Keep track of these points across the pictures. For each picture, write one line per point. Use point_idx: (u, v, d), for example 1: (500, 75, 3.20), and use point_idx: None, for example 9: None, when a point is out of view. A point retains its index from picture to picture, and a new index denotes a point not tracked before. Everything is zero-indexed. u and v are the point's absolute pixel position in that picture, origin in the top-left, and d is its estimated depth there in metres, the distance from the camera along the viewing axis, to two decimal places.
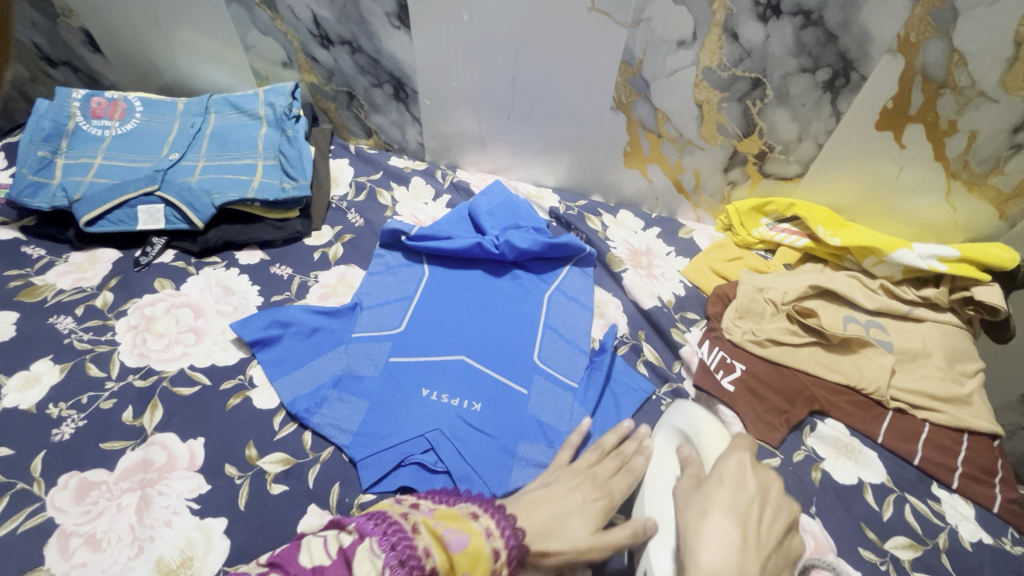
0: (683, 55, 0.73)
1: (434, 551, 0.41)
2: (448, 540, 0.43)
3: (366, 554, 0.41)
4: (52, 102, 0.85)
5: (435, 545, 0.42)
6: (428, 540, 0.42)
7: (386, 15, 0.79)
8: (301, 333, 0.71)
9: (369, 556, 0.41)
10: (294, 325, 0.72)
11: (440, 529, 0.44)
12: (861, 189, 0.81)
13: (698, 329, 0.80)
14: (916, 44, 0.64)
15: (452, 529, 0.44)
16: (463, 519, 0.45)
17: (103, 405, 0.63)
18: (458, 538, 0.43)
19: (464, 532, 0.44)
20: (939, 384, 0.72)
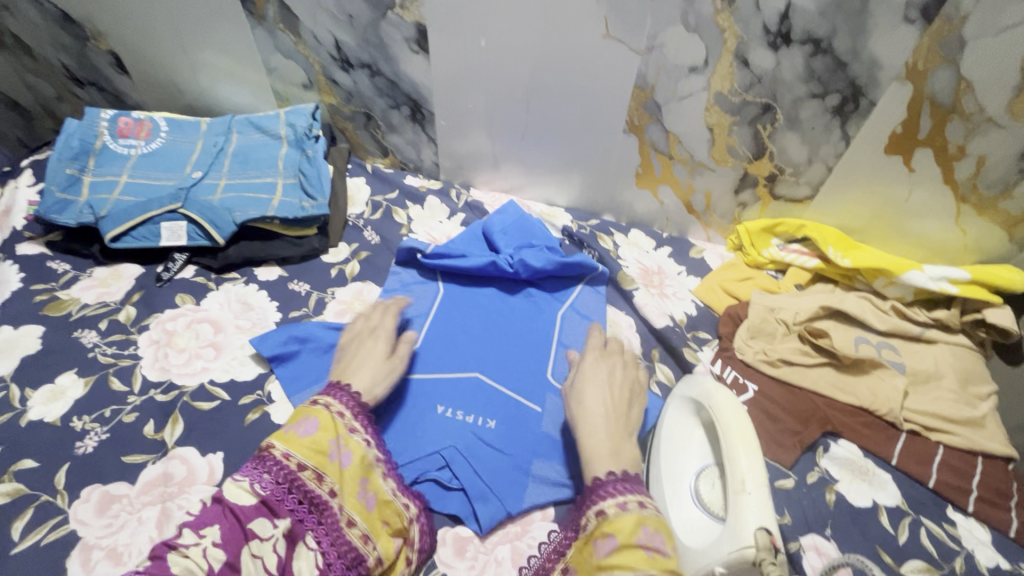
0: (694, 80, 0.74)
1: (292, 450, 0.54)
2: (299, 434, 0.55)
3: (235, 482, 0.52)
4: (81, 122, 0.88)
5: (289, 446, 0.54)
6: (286, 444, 0.54)
7: (406, 40, 0.82)
8: (318, 349, 0.72)
9: (236, 483, 0.51)
10: (312, 341, 0.72)
11: (290, 430, 0.55)
12: (871, 211, 0.82)
13: (710, 348, 0.81)
14: (923, 72, 0.65)
15: (297, 424, 0.56)
16: (305, 411, 0.57)
17: (126, 418, 0.64)
18: (310, 425, 0.55)
19: (315, 419, 0.56)
20: (952, 406, 0.72)
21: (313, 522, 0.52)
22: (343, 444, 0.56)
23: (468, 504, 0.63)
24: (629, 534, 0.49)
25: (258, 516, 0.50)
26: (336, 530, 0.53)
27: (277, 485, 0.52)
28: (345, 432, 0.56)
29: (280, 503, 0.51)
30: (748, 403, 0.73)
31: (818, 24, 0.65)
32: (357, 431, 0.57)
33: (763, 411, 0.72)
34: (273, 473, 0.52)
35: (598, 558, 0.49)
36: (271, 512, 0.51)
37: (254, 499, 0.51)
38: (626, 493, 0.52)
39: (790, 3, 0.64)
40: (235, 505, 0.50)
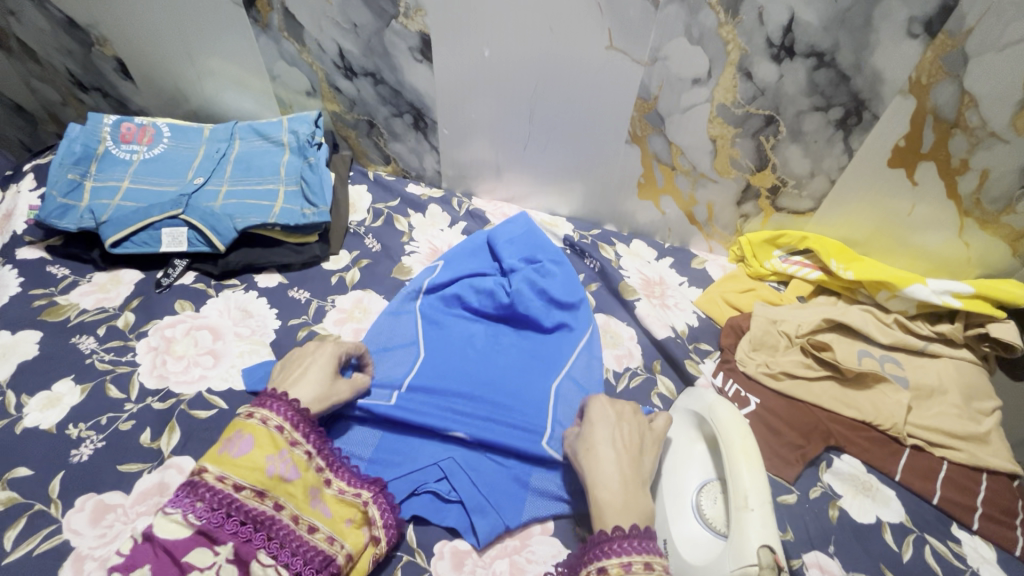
0: (697, 92, 0.74)
1: (224, 471, 0.51)
2: (232, 454, 0.52)
3: (167, 516, 0.48)
4: (84, 127, 0.88)
5: (221, 466, 0.51)
6: (218, 465, 0.51)
7: (410, 49, 0.82)
8: None
9: (169, 518, 0.48)
10: None
11: (222, 450, 0.52)
12: (874, 224, 0.82)
13: (712, 360, 0.80)
14: (927, 86, 0.65)
15: (229, 442, 0.53)
16: (238, 425, 0.54)
17: (122, 426, 0.63)
18: (243, 443, 0.52)
19: (247, 435, 0.53)
20: (956, 421, 0.72)
21: (267, 537, 0.50)
22: (286, 458, 0.54)
23: (466, 517, 0.62)
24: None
25: (195, 548, 0.47)
26: (292, 539, 0.51)
27: (212, 512, 0.48)
28: (285, 445, 0.54)
29: (220, 529, 0.48)
30: (750, 416, 0.72)
31: (821, 38, 0.65)
32: (298, 442, 0.55)
33: (766, 424, 0.71)
34: (208, 499, 0.49)
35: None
36: (210, 539, 0.48)
37: (191, 530, 0.48)
38: (631, 553, 0.49)
39: (793, 16, 0.64)
40: (169, 541, 0.47)
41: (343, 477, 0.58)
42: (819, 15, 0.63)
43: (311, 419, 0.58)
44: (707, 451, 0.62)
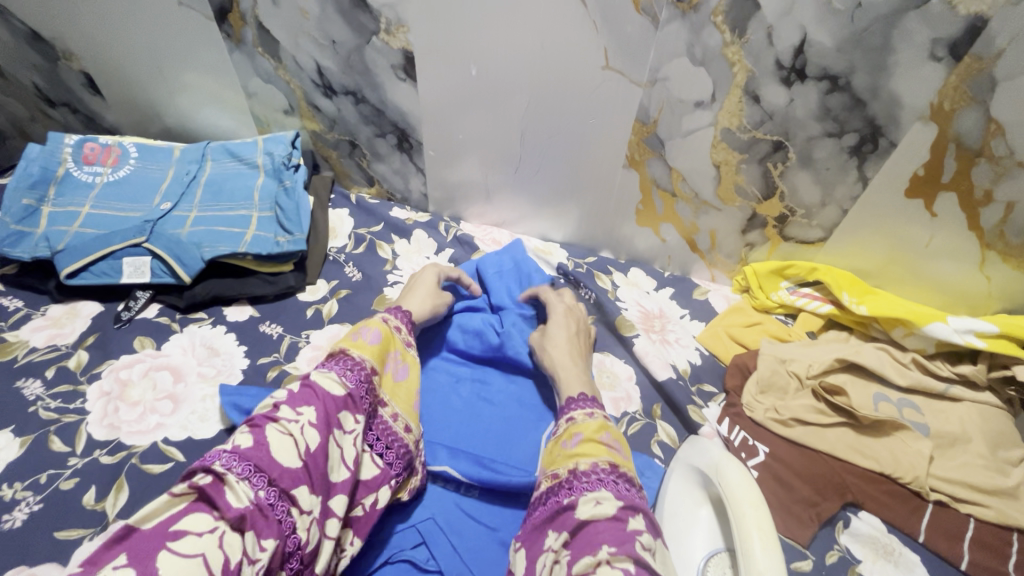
0: (700, 115, 0.69)
1: (365, 353, 0.59)
2: (368, 340, 0.61)
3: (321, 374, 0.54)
4: (44, 148, 0.82)
5: (363, 349, 0.59)
6: (361, 348, 0.59)
7: (392, 67, 0.77)
8: None
9: (328, 375, 0.54)
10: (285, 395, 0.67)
11: (356, 336, 0.61)
12: (887, 256, 0.76)
13: (717, 404, 0.74)
14: (950, 112, 0.60)
15: (363, 332, 0.61)
16: (366, 323, 0.63)
17: (63, 485, 0.57)
18: (375, 335, 0.62)
19: (377, 330, 0.63)
20: (983, 473, 0.66)
21: (372, 425, 0.57)
22: (400, 360, 0.64)
23: None
24: (593, 433, 0.56)
25: (343, 410, 0.53)
26: (389, 434, 0.58)
27: (361, 383, 0.56)
28: (400, 346, 0.65)
29: (362, 400, 0.55)
30: (759, 468, 0.66)
31: (835, 60, 0.60)
32: (410, 345, 0.67)
33: (777, 478, 0.65)
34: (358, 371, 0.56)
35: (564, 451, 0.56)
36: (354, 406, 0.54)
37: (343, 392, 0.54)
38: (598, 461, 0.52)
39: (805, 36, 0.59)
40: (329, 392, 0.52)
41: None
42: (833, 36, 0.58)
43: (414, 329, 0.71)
44: (713, 516, 0.55)
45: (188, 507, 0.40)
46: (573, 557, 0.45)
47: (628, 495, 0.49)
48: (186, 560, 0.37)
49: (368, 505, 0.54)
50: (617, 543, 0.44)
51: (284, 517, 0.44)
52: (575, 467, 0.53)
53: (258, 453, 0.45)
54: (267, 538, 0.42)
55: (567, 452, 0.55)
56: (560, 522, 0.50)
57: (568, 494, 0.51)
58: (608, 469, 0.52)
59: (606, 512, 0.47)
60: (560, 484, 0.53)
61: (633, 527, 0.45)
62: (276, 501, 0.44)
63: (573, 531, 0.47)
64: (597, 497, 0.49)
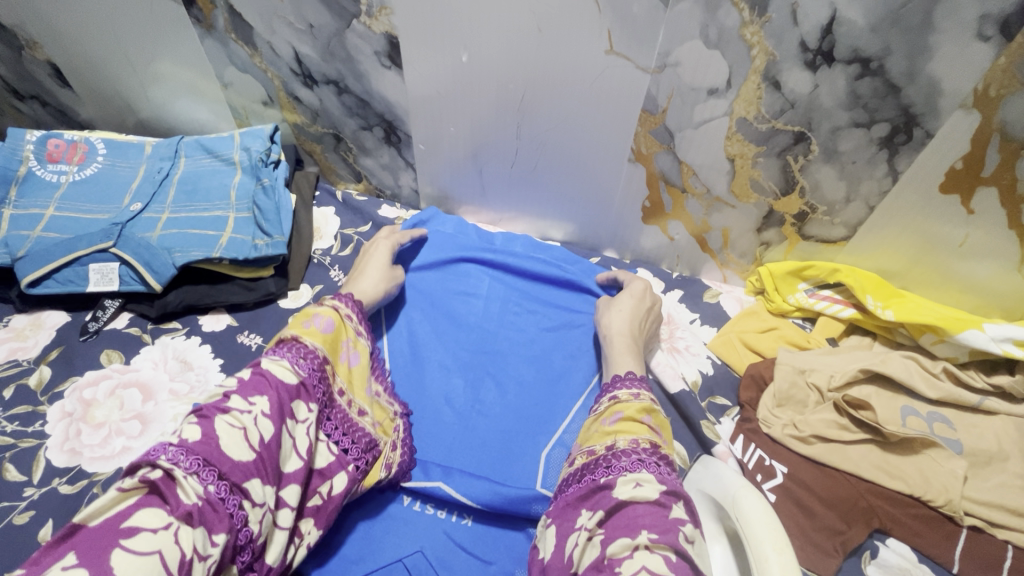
0: (714, 104, 0.63)
1: (317, 341, 0.55)
2: (319, 327, 0.57)
3: (271, 363, 0.50)
4: (4, 145, 0.77)
5: (314, 338, 0.55)
6: (313, 338, 0.55)
7: (376, 53, 0.70)
8: None
9: (277, 363, 0.50)
10: None
11: (307, 325, 0.57)
12: (918, 256, 0.70)
13: (730, 418, 0.69)
14: (995, 99, 0.53)
15: (313, 319, 0.57)
16: (317, 309, 0.59)
17: (18, 519, 0.53)
18: (328, 322, 0.58)
19: (330, 317, 0.59)
20: (1021, 496, 0.60)
21: (328, 414, 0.54)
22: (353, 346, 0.61)
23: None
24: (634, 413, 0.53)
25: (297, 399, 0.50)
26: (346, 421, 0.55)
27: (312, 371, 0.52)
28: (352, 333, 0.61)
29: (314, 388, 0.52)
30: (777, 492, 0.61)
31: (868, 41, 0.53)
32: (362, 333, 0.63)
33: (797, 502, 0.60)
34: (312, 359, 0.53)
35: (602, 428, 0.54)
36: (306, 395, 0.51)
37: (296, 380, 0.50)
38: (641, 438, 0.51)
39: (834, 14, 0.52)
40: (282, 381, 0.49)
41: (379, 382, 0.63)
42: (867, 14, 0.51)
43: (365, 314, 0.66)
44: (729, 551, 0.50)
45: (137, 502, 0.38)
46: (607, 537, 0.43)
47: (670, 481, 0.47)
48: (138, 558, 0.35)
49: (324, 493, 0.52)
50: (659, 529, 0.42)
51: (235, 510, 0.41)
52: (614, 442, 0.51)
53: (207, 446, 0.42)
54: (216, 536, 0.39)
55: (606, 429, 0.53)
56: (595, 501, 0.47)
57: (605, 473, 0.48)
58: (648, 449, 0.49)
59: (647, 496, 0.45)
60: (596, 461, 0.51)
61: (675, 514, 0.43)
62: (227, 495, 0.41)
63: (609, 510, 0.45)
64: (637, 478, 0.46)
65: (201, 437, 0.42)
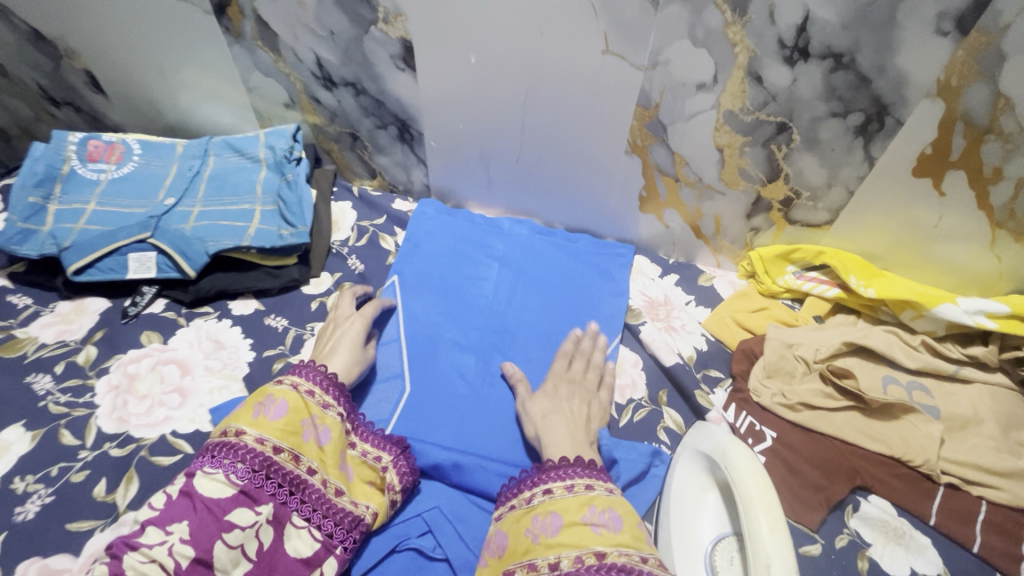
0: (702, 98, 0.68)
1: (264, 433, 0.54)
2: (268, 417, 0.55)
3: (206, 478, 0.50)
4: (49, 146, 0.83)
5: (261, 430, 0.54)
6: (258, 430, 0.54)
7: (391, 57, 0.76)
8: None
9: (211, 478, 0.50)
10: None
11: (258, 415, 0.55)
12: (898, 238, 0.75)
13: (723, 389, 0.74)
14: (957, 88, 0.59)
15: (265, 406, 0.55)
16: (271, 391, 0.57)
17: (74, 477, 0.58)
18: (279, 407, 0.55)
19: (284, 399, 0.56)
20: (994, 455, 0.65)
21: (298, 499, 0.53)
22: (319, 423, 0.57)
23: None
24: (575, 515, 0.50)
25: (238, 507, 0.50)
26: (323, 501, 0.54)
27: (253, 473, 0.51)
28: (316, 410, 0.58)
29: (260, 490, 0.51)
30: (767, 454, 0.66)
31: (840, 38, 0.58)
32: (329, 406, 0.59)
33: (785, 462, 0.65)
34: (247, 462, 0.51)
35: (545, 539, 0.50)
36: (252, 500, 0.51)
37: (232, 490, 0.50)
38: (576, 477, 0.54)
39: (808, 14, 0.58)
40: (213, 499, 0.49)
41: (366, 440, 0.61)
42: (837, 13, 0.57)
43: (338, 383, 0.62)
44: (720, 501, 0.56)
45: None
46: None
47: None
48: None
49: None
50: None
51: None
52: (547, 487, 0.54)
53: (180, 505, 0.48)
54: None
55: (546, 540, 0.50)
56: None
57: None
58: (594, 566, 0.46)
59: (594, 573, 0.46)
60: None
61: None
62: None
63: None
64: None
65: (162, 511, 0.47)
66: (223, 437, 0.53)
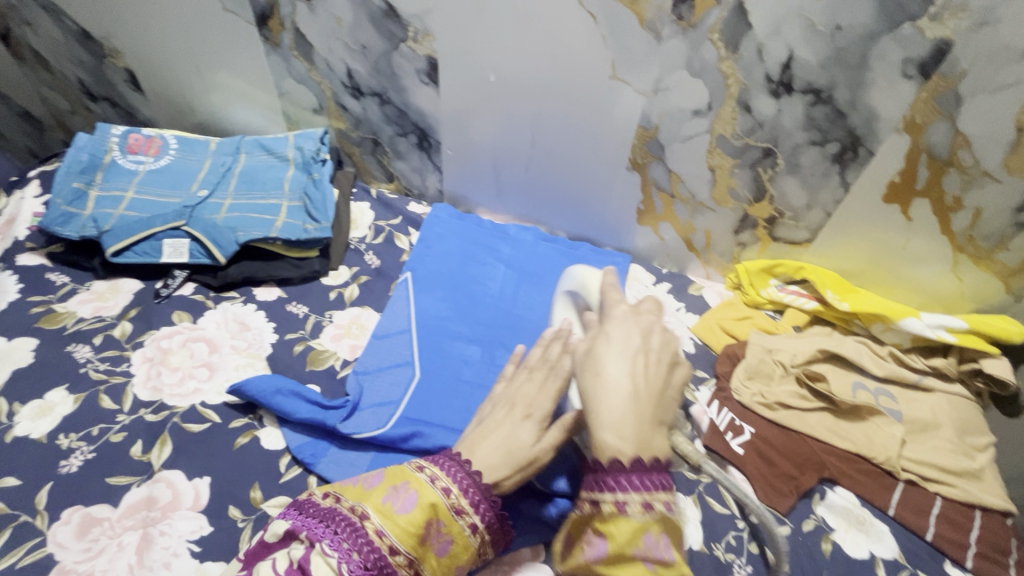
0: (697, 122, 0.76)
1: (386, 527, 0.50)
2: (397, 507, 0.52)
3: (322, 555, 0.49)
4: (93, 137, 0.90)
5: (384, 521, 0.51)
6: (381, 519, 0.51)
7: (417, 71, 0.84)
8: (310, 400, 0.68)
9: (325, 560, 0.48)
10: (304, 393, 0.68)
11: (387, 502, 0.52)
12: (869, 255, 0.82)
13: (708, 388, 0.80)
14: (920, 125, 0.66)
15: (397, 495, 0.52)
16: (411, 480, 0.53)
17: (113, 438, 0.64)
18: (409, 500, 0.52)
19: (415, 491, 0.53)
20: (950, 456, 0.71)
21: None
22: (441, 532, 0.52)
23: None
24: (626, 546, 0.47)
25: None
26: None
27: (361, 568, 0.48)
28: (446, 515, 0.52)
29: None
30: (745, 446, 0.72)
31: (819, 76, 0.66)
32: (462, 512, 0.53)
33: (761, 454, 0.71)
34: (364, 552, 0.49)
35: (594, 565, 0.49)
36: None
37: None
38: (631, 495, 0.47)
39: (791, 54, 0.66)
40: None
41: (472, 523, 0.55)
42: (817, 54, 0.65)
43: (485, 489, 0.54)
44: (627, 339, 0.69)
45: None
46: None
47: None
48: None
49: None
50: None
51: None
52: (598, 497, 0.49)
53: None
54: None
55: (593, 560, 0.50)
56: None
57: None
58: None
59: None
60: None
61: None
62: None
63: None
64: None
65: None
66: (350, 513, 0.51)
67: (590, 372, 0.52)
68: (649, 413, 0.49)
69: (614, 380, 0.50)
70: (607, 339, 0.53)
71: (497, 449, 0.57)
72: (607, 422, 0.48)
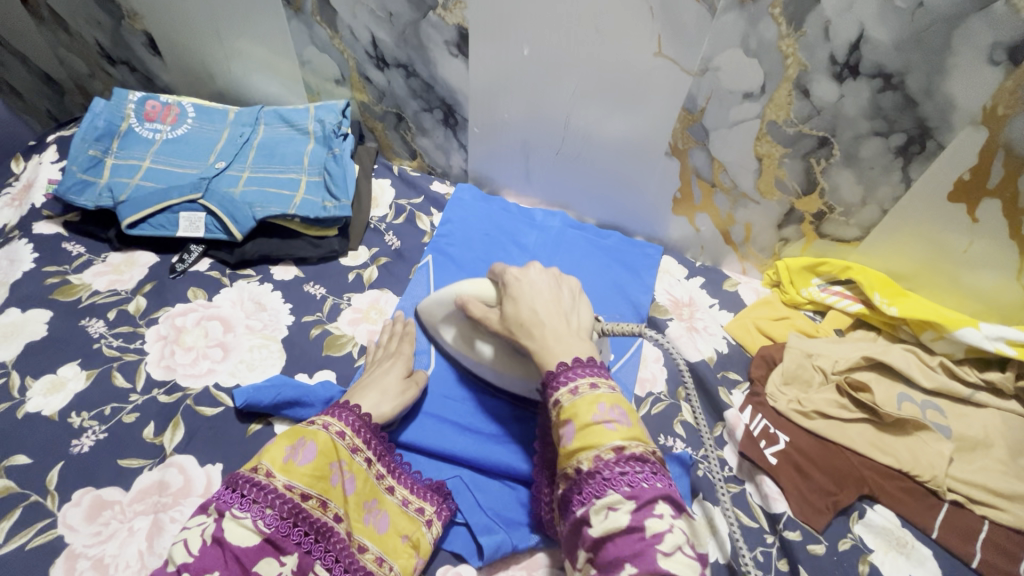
0: (747, 107, 0.70)
1: (293, 480, 0.51)
2: (299, 461, 0.52)
3: (235, 521, 0.48)
4: (110, 103, 0.87)
5: (289, 476, 0.51)
6: (288, 475, 0.51)
7: (446, 42, 0.79)
8: (315, 405, 0.64)
9: (239, 523, 0.48)
10: (305, 399, 0.64)
11: (287, 458, 0.52)
12: (923, 256, 0.74)
13: (741, 392, 0.77)
14: (1002, 117, 0.58)
15: (294, 449, 0.53)
16: (303, 432, 0.54)
17: (126, 418, 0.63)
18: (308, 450, 0.53)
19: (314, 441, 0.54)
20: (1002, 479, 0.66)
21: (324, 549, 0.50)
22: (345, 468, 0.55)
23: (471, 541, 0.61)
24: (585, 416, 0.45)
25: (265, 556, 0.48)
26: (344, 551, 0.51)
27: (281, 520, 0.49)
28: (345, 454, 0.55)
29: (287, 538, 0.49)
30: (779, 456, 0.68)
31: (891, 59, 0.59)
32: (358, 450, 0.57)
33: (796, 466, 0.68)
34: (277, 507, 0.49)
35: (562, 447, 0.46)
36: (278, 549, 0.48)
37: (261, 538, 0.48)
38: (578, 378, 0.47)
39: (862, 33, 0.59)
40: (241, 549, 0.47)
41: (405, 482, 0.60)
42: (891, 33, 0.58)
43: (372, 426, 0.59)
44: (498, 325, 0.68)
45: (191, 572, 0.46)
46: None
47: (643, 489, 0.42)
48: None
49: None
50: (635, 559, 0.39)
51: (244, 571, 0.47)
52: (555, 397, 0.48)
53: (213, 553, 0.47)
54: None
55: (564, 448, 0.46)
56: (580, 536, 0.44)
57: (579, 502, 0.44)
58: (613, 459, 0.43)
59: (620, 523, 0.41)
60: (569, 486, 0.45)
61: (653, 531, 0.40)
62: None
63: (592, 547, 0.42)
64: (607, 503, 0.42)
65: (194, 561, 0.46)
66: (252, 473, 0.51)
67: (504, 303, 0.57)
68: (564, 324, 0.54)
69: (528, 301, 0.56)
70: (521, 276, 0.58)
71: (397, 403, 0.63)
72: (553, 336, 0.52)
